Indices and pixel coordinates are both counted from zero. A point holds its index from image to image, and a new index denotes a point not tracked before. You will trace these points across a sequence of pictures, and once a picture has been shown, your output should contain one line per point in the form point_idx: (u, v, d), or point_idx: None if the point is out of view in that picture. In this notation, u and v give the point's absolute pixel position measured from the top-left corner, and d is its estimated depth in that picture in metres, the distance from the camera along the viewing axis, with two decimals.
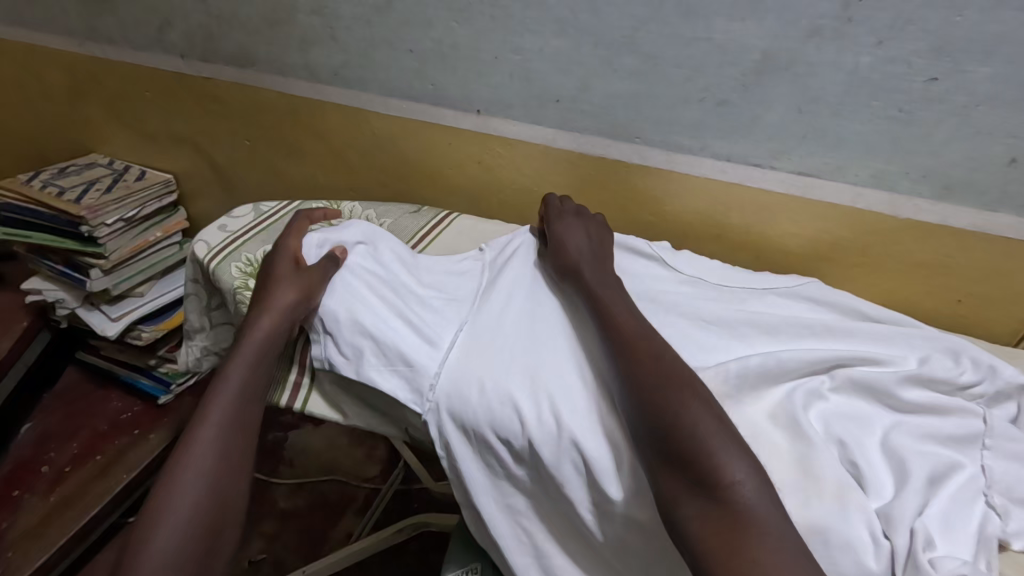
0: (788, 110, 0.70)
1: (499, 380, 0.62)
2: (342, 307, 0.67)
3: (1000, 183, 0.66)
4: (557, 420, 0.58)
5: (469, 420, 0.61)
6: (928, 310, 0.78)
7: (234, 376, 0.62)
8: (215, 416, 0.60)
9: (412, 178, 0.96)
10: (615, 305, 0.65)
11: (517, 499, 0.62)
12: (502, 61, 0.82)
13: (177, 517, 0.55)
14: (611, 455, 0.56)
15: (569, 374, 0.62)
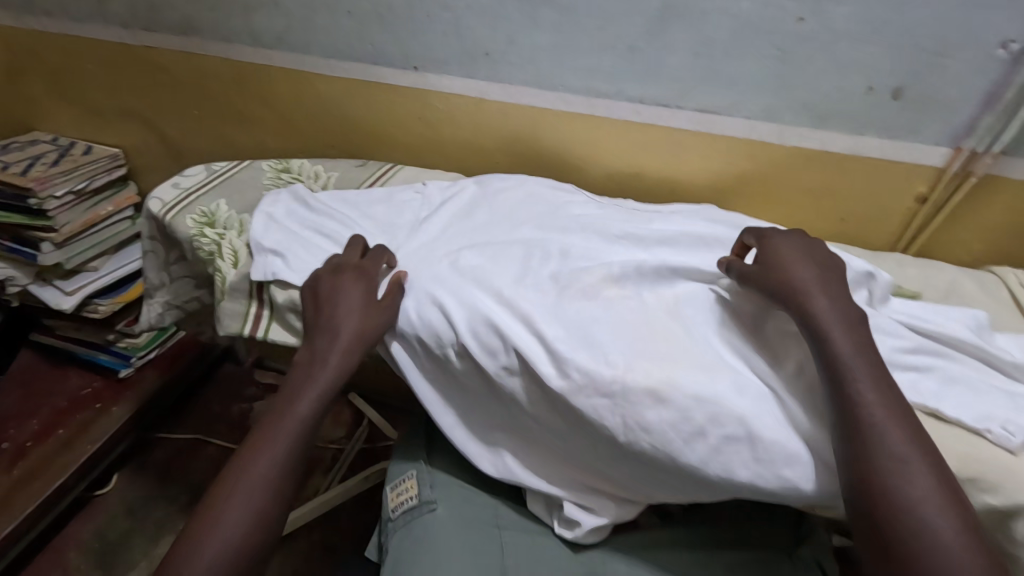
0: (686, 53, 0.75)
1: (427, 287, 0.69)
2: (288, 235, 0.75)
3: (865, 111, 0.73)
4: (493, 327, 0.63)
5: (405, 329, 0.68)
6: (816, 229, 0.85)
7: (291, 415, 0.62)
8: (263, 448, 0.60)
9: (361, 135, 1.01)
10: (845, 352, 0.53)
11: (456, 397, 0.69)
12: (434, 19, 0.84)
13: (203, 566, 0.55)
14: (539, 345, 0.62)
15: (497, 284, 0.68)
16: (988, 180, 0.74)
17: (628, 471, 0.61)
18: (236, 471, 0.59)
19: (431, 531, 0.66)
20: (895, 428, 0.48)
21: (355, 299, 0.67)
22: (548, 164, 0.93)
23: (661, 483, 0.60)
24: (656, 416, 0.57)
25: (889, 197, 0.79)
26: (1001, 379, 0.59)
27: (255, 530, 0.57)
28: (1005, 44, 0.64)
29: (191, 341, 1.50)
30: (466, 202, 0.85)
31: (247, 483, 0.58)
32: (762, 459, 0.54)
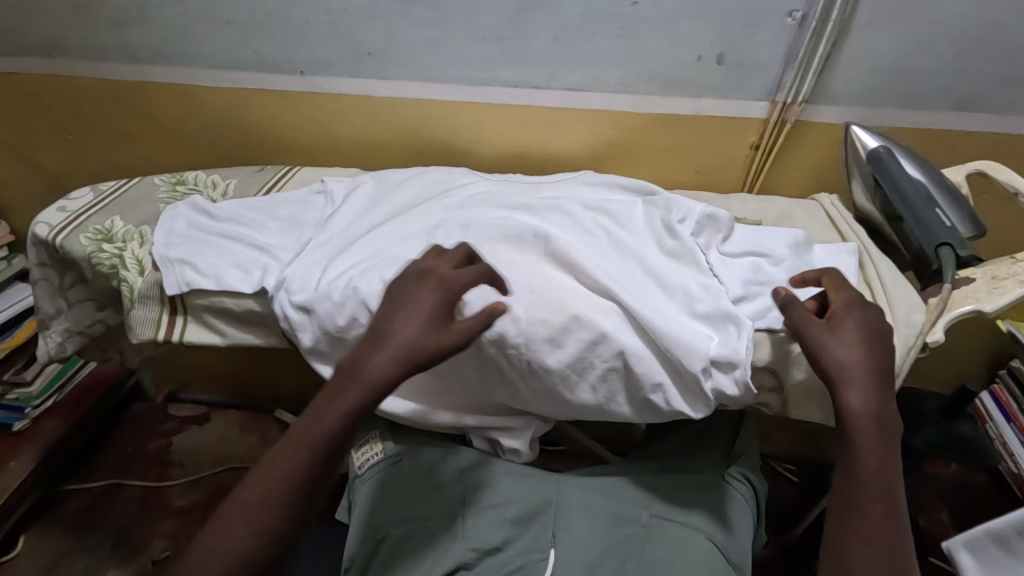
0: (547, 39, 0.86)
1: (337, 278, 0.72)
2: (193, 250, 0.75)
3: (700, 76, 0.87)
4: None
5: (323, 315, 0.70)
6: (678, 182, 1.00)
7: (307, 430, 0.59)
8: (285, 451, 0.59)
9: (257, 143, 1.03)
10: (863, 450, 0.58)
11: None
12: (314, 23, 0.88)
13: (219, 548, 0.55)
14: (452, 309, 0.68)
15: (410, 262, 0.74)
16: (801, 125, 0.90)
17: (544, 403, 0.71)
18: (268, 466, 0.58)
19: (399, 479, 0.74)
20: (877, 514, 0.56)
21: (420, 312, 0.64)
22: (442, 152, 1.01)
23: (572, 407, 0.70)
24: (555, 358, 0.66)
25: (729, 147, 0.94)
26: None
27: (259, 531, 0.56)
28: (791, 13, 0.79)
29: (95, 380, 1.43)
30: (370, 196, 0.90)
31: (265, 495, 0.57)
32: (634, 386, 0.66)
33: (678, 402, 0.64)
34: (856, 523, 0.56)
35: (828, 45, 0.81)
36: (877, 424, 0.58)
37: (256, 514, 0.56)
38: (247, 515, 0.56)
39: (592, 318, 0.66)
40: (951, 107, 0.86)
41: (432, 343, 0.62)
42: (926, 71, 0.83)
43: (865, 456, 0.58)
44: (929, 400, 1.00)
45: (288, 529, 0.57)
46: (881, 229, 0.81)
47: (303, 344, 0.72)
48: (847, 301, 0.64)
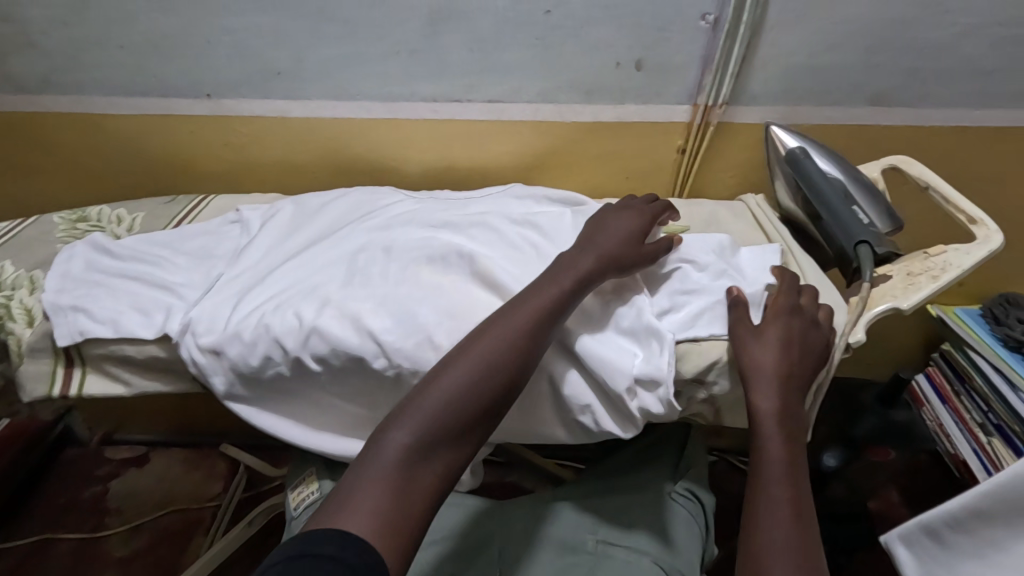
0: (462, 51, 0.83)
1: (247, 316, 0.67)
2: (88, 295, 0.69)
3: (620, 83, 0.86)
4: (322, 336, 0.65)
5: (233, 357, 0.65)
6: (609, 189, 0.99)
7: (467, 355, 0.58)
8: (447, 369, 0.57)
9: (171, 171, 0.98)
10: (770, 441, 0.59)
11: (306, 415, 0.72)
12: (215, 44, 0.83)
13: (387, 463, 0.52)
14: (371, 341, 0.65)
15: (327, 292, 0.70)
16: (724, 127, 0.90)
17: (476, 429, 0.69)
18: (432, 380, 0.57)
19: None
20: (780, 502, 0.56)
21: (624, 225, 0.70)
22: (367, 171, 0.97)
23: (504, 432, 0.68)
24: None
25: (657, 152, 0.93)
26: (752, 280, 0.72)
27: (438, 435, 0.54)
28: (703, 17, 0.79)
29: (17, 429, 1.34)
30: (288, 222, 0.85)
31: (397, 437, 0.53)
32: (565, 407, 0.64)
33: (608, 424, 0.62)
34: (762, 507, 0.56)
35: (743, 46, 0.81)
36: (782, 421, 0.60)
37: (424, 445, 0.53)
38: (400, 432, 0.53)
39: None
40: (865, 102, 0.88)
41: (629, 250, 0.67)
42: (839, 69, 0.84)
43: (771, 449, 0.59)
44: (867, 389, 1.02)
45: (436, 447, 0.53)
46: (804, 228, 0.81)
47: (217, 389, 0.67)
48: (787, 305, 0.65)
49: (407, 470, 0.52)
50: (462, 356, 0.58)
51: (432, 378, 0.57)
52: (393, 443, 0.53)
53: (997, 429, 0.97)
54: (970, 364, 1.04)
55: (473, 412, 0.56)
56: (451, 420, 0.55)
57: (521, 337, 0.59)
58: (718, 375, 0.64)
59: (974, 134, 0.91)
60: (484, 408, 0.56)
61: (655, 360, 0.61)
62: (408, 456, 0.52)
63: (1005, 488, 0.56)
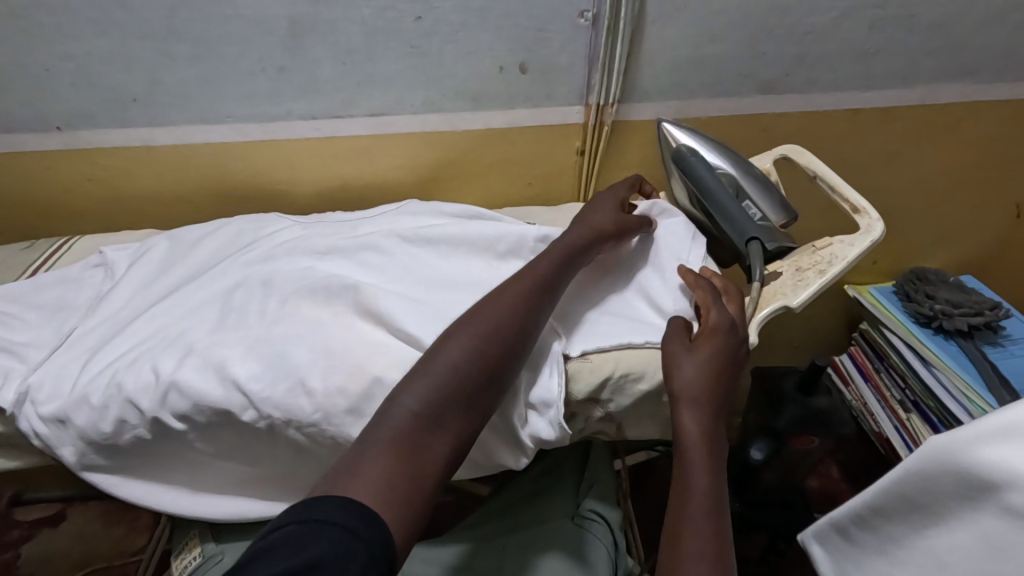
0: (335, 65, 0.78)
1: (95, 376, 0.60)
2: None
3: (507, 87, 0.82)
4: (181, 393, 0.58)
5: (82, 424, 0.59)
6: (512, 196, 0.95)
7: (467, 328, 0.56)
8: (451, 341, 0.55)
9: (31, 213, 0.90)
10: (696, 466, 0.55)
11: (181, 481, 0.66)
12: (57, 72, 0.76)
13: (394, 432, 0.47)
14: (236, 394, 0.59)
15: (190, 340, 0.64)
16: (620, 125, 0.88)
17: None
18: (438, 350, 0.54)
19: None
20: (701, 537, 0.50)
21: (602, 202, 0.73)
22: (252, 197, 0.91)
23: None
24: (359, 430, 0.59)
25: (556, 155, 0.90)
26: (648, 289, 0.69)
27: (445, 404, 0.50)
28: (582, 14, 0.76)
29: None
30: (159, 262, 0.78)
31: (404, 409, 0.49)
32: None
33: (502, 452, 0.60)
34: (682, 538, 0.51)
35: (625, 43, 0.78)
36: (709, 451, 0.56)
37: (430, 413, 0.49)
38: (412, 401, 0.50)
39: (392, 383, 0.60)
40: (756, 91, 0.86)
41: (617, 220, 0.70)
42: (726, 59, 0.82)
43: (695, 477, 0.54)
44: (788, 376, 1.02)
45: (444, 417, 0.50)
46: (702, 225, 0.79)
47: (69, 461, 0.60)
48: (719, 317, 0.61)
49: (412, 442, 0.47)
50: (460, 330, 0.56)
51: (439, 348, 0.54)
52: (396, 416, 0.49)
53: (914, 405, 0.99)
54: (885, 342, 1.05)
55: (479, 383, 0.53)
56: (456, 391, 0.51)
57: (526, 306, 0.59)
58: (612, 392, 0.61)
59: (866, 115, 0.91)
60: (489, 381, 0.53)
61: (546, 379, 0.59)
62: (415, 424, 0.48)
63: (902, 483, 0.55)
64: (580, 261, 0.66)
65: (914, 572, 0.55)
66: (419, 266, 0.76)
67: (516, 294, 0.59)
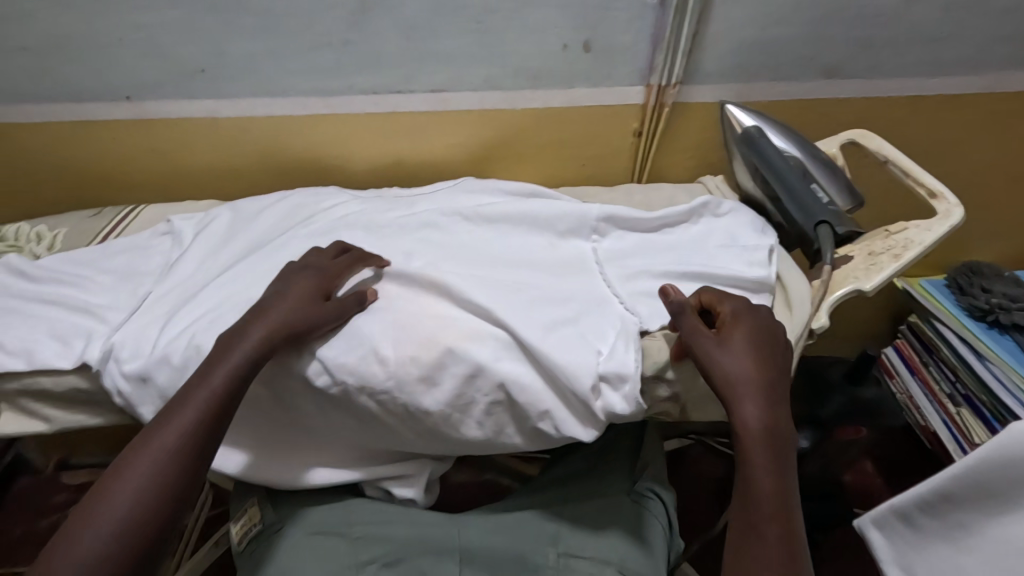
0: (399, 40, 0.78)
1: (177, 337, 0.62)
2: None
3: (568, 65, 0.82)
4: None
5: (164, 383, 0.60)
6: (565, 177, 0.95)
7: (193, 404, 0.54)
8: (172, 417, 0.53)
9: (90, 181, 0.90)
10: (759, 467, 0.53)
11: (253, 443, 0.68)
12: (129, 42, 0.77)
13: (115, 520, 0.47)
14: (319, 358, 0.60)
15: None
16: (679, 107, 0.87)
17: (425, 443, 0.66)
18: (157, 424, 0.53)
19: (280, 552, 0.65)
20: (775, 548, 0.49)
21: (298, 291, 0.63)
22: (310, 172, 0.92)
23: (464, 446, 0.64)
24: (432, 400, 0.60)
25: (612, 136, 0.90)
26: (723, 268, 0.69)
27: (149, 494, 0.49)
28: None
29: None
30: (223, 233, 0.80)
31: (111, 507, 0.47)
32: (521, 415, 0.61)
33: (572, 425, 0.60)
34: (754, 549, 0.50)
35: (692, 22, 0.77)
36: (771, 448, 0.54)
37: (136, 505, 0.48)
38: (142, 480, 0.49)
39: (464, 355, 0.60)
40: (820, 76, 0.85)
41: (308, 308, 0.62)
42: (792, 41, 0.81)
43: (760, 477, 0.52)
44: (836, 365, 1.01)
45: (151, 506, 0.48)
46: (765, 209, 0.79)
47: (149, 421, 0.61)
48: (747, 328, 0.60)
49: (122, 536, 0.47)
50: (186, 405, 0.53)
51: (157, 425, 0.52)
52: (111, 510, 0.47)
53: (965, 399, 0.98)
54: (935, 335, 1.04)
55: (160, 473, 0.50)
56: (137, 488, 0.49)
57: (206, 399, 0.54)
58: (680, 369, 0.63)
59: (931, 102, 0.89)
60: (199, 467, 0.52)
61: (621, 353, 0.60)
62: (105, 533, 0.46)
63: (973, 470, 0.55)
64: (267, 349, 0.59)
65: (986, 554, 0.55)
66: (479, 240, 0.75)
67: (210, 388, 0.54)
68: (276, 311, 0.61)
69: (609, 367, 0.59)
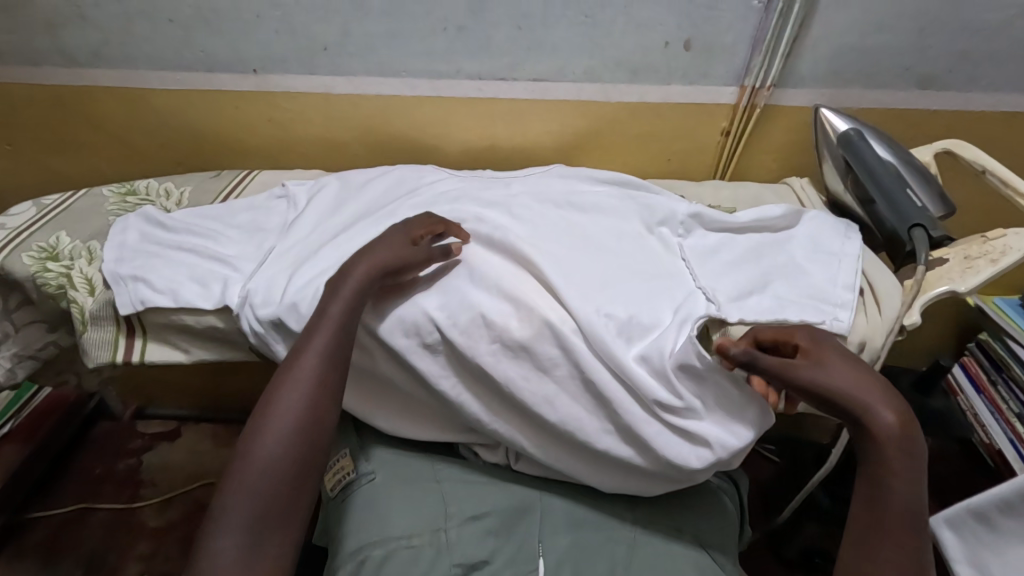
0: (510, 28, 0.83)
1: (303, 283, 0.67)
2: (136, 270, 0.69)
3: (666, 62, 0.85)
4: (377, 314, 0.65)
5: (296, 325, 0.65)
6: (648, 171, 0.98)
7: (304, 367, 0.57)
8: (296, 376, 0.57)
9: (209, 146, 0.98)
10: (899, 475, 0.52)
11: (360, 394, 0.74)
12: (264, 18, 0.83)
13: (263, 473, 0.52)
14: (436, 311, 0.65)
15: None
16: (770, 110, 0.90)
17: (513, 421, 0.67)
18: (281, 381, 0.57)
19: (376, 496, 0.68)
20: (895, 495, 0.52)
21: (383, 250, 0.66)
22: (409, 150, 0.97)
23: (554, 430, 0.65)
24: (516, 372, 0.63)
25: (701, 133, 0.93)
26: (820, 261, 0.70)
27: (293, 447, 0.54)
28: None
29: (58, 396, 1.25)
30: (333, 200, 0.84)
31: (257, 466, 0.52)
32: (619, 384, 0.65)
33: (664, 453, 0.60)
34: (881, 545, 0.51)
35: (795, 26, 0.80)
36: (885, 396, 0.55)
37: (282, 456, 0.53)
38: (281, 436, 0.54)
39: (564, 330, 0.63)
40: (915, 87, 0.87)
41: (397, 257, 0.66)
42: (891, 51, 0.83)
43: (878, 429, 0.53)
44: (903, 375, 1.02)
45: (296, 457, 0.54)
46: (852, 211, 0.81)
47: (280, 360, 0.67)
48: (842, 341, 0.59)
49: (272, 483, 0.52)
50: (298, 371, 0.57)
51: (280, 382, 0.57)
52: (254, 467, 0.52)
53: None
54: (1007, 353, 0.98)
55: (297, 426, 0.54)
56: (284, 440, 0.54)
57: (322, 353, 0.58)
58: None
59: None
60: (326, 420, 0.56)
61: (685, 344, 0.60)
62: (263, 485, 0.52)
63: None
64: (361, 300, 0.63)
65: None
66: (573, 217, 0.77)
67: (318, 350, 0.58)
68: (368, 263, 0.65)
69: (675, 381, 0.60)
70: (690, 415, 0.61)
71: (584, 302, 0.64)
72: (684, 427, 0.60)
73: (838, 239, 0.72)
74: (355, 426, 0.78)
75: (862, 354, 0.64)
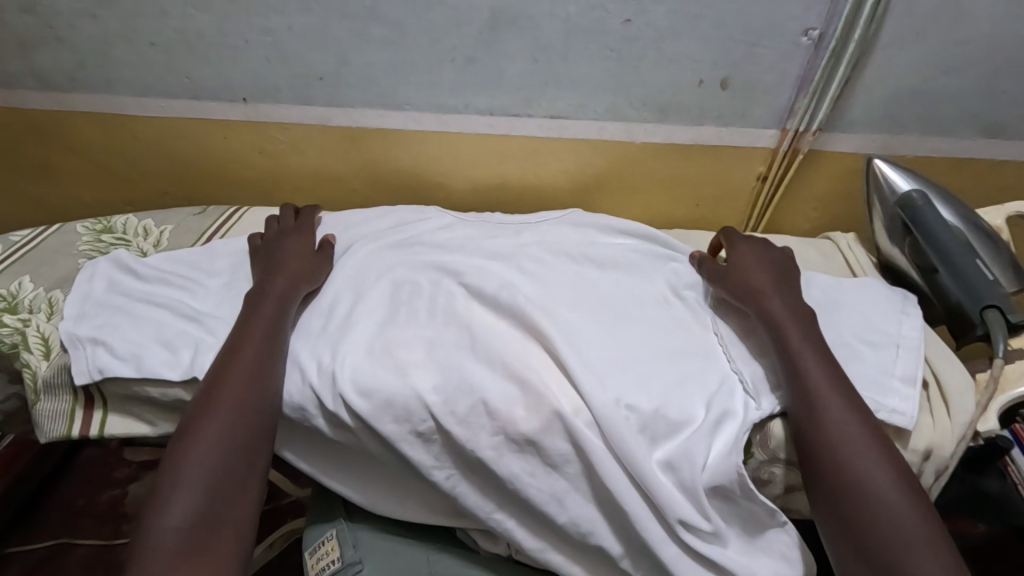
0: (526, 61, 0.74)
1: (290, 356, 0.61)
2: (98, 331, 0.62)
3: (699, 102, 0.76)
4: (361, 395, 0.57)
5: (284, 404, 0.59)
6: (675, 217, 0.90)
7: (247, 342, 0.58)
8: (241, 353, 0.57)
9: (196, 176, 0.91)
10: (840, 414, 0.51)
11: (343, 475, 0.65)
12: (254, 44, 0.75)
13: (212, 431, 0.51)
14: (435, 391, 0.56)
15: (371, 337, 0.62)
16: (812, 155, 0.81)
17: (516, 519, 0.58)
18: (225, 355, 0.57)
19: None
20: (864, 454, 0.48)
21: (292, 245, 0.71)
22: (411, 187, 0.89)
23: (563, 534, 0.56)
24: (519, 468, 0.55)
25: (735, 178, 0.84)
26: (880, 347, 0.60)
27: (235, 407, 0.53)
28: (806, 32, 0.69)
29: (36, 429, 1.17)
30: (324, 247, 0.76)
31: (202, 431, 0.51)
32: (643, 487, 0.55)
33: None
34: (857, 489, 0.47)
35: (848, 66, 0.71)
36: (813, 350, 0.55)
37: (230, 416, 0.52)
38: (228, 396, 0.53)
39: (579, 423, 0.54)
40: (979, 134, 0.77)
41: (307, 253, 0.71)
42: (955, 95, 0.73)
43: (773, 305, 0.59)
44: None
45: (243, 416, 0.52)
46: (908, 277, 0.71)
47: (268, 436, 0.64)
48: (756, 240, 0.70)
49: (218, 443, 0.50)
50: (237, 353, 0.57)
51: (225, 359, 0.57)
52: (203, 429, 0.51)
53: None
54: None
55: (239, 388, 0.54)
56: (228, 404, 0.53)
57: (264, 328, 0.59)
58: None
59: None
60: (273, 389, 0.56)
61: (722, 464, 0.52)
62: (213, 458, 0.49)
63: None
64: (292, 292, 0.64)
65: None
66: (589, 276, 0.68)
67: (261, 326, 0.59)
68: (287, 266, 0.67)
69: (705, 506, 0.52)
70: (719, 536, 0.52)
71: (602, 390, 0.55)
72: (707, 555, 0.51)
73: (904, 322, 0.62)
74: (343, 504, 0.69)
75: (927, 463, 0.55)
